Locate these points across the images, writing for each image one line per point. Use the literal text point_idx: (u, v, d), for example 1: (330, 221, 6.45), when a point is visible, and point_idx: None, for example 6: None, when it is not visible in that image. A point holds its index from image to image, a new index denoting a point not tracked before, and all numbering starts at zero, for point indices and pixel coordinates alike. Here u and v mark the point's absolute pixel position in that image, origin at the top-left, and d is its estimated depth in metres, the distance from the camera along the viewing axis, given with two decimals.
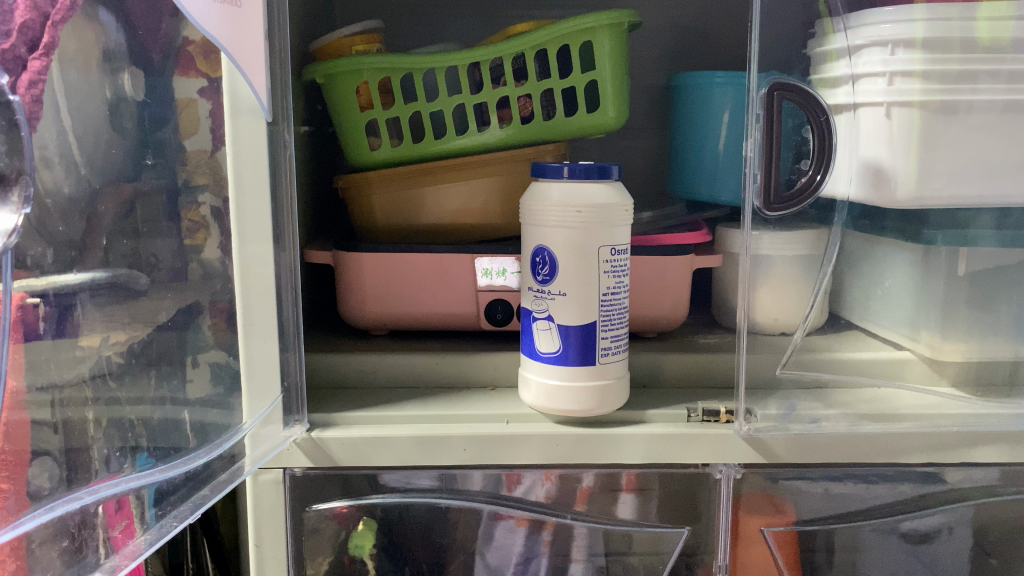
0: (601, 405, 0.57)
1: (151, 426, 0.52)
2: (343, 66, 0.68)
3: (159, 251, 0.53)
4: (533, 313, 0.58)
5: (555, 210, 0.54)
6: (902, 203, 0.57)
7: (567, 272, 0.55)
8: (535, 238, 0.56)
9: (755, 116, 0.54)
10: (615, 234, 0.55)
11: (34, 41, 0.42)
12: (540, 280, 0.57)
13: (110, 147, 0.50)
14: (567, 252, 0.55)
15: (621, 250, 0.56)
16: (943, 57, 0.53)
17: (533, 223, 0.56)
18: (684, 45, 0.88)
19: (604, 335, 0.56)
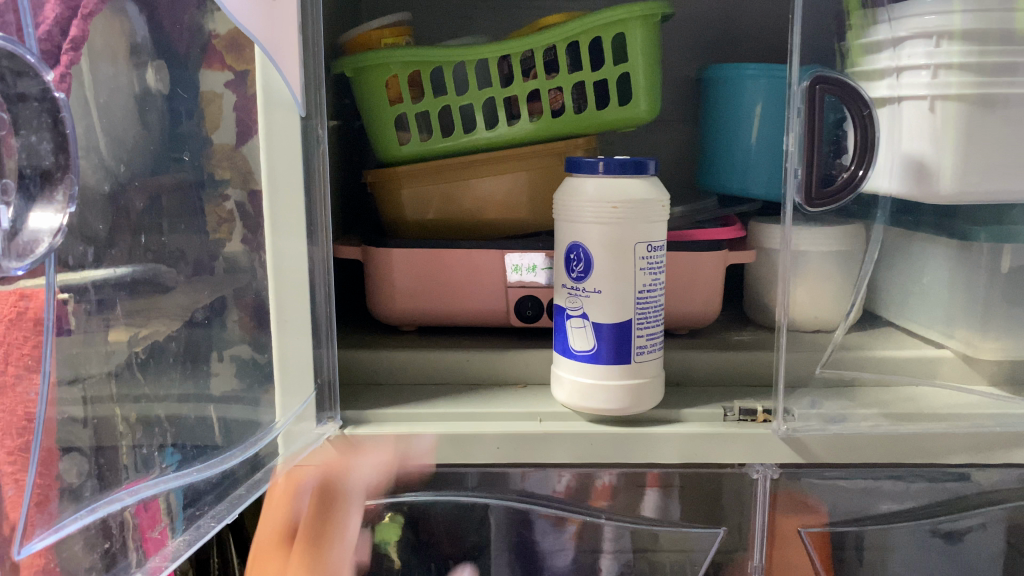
0: (636, 404, 0.56)
1: (181, 422, 0.49)
2: (371, 60, 0.67)
3: (180, 244, 0.50)
4: (566, 310, 0.57)
5: (590, 205, 0.53)
6: (944, 199, 0.56)
7: (602, 268, 0.54)
8: (569, 234, 0.55)
9: (796, 110, 0.53)
10: (652, 230, 0.54)
11: (64, 33, 0.39)
12: (575, 278, 0.56)
13: (138, 139, 0.46)
14: (602, 248, 0.54)
15: (657, 246, 0.55)
16: (983, 49, 0.52)
17: (568, 219, 0.55)
18: (713, 37, 0.87)
19: (640, 333, 0.56)
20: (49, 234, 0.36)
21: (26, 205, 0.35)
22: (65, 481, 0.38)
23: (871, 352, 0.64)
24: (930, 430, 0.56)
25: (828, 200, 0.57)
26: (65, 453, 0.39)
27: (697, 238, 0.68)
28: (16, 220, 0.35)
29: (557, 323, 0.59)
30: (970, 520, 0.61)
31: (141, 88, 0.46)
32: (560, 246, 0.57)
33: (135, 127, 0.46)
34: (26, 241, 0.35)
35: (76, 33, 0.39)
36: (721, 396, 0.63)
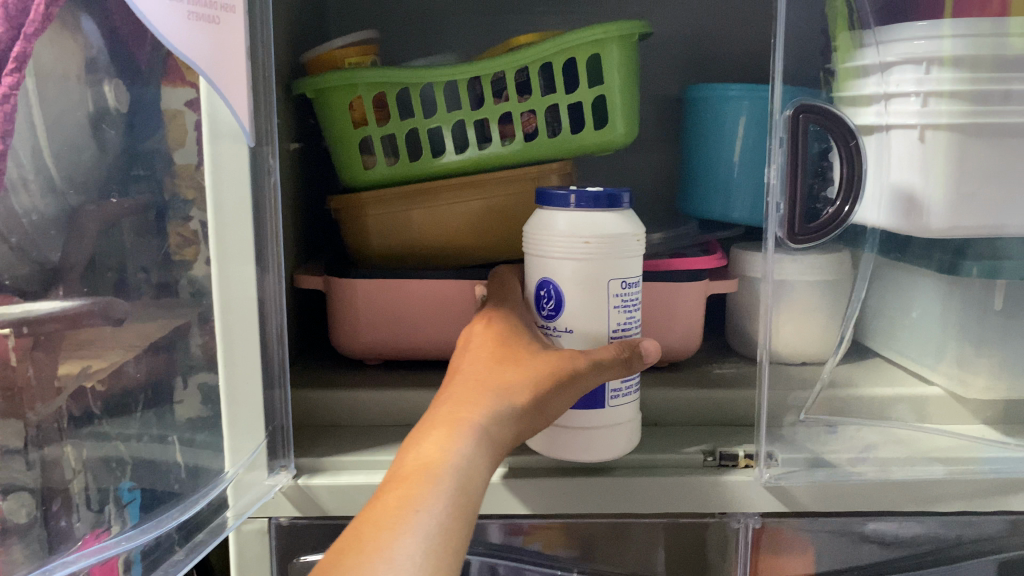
0: (608, 451, 0.53)
1: (139, 465, 0.47)
2: (335, 81, 0.64)
3: (148, 265, 0.47)
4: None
5: (559, 240, 0.50)
6: (935, 233, 0.53)
7: (575, 306, 0.51)
8: (539, 269, 0.52)
9: (778, 141, 0.50)
10: (626, 266, 0.51)
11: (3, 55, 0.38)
12: (546, 315, 0.53)
13: (90, 162, 0.44)
14: (574, 285, 0.51)
15: (632, 282, 0.52)
16: (973, 77, 0.49)
17: (538, 254, 0.52)
18: (693, 55, 0.84)
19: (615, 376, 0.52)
20: None
21: None
22: (9, 523, 0.38)
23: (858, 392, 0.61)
24: (930, 476, 0.54)
25: (821, 233, 0.53)
26: (8, 492, 0.38)
27: (677, 266, 0.65)
28: None
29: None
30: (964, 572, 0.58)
31: (98, 106, 0.44)
32: (530, 280, 0.54)
33: (88, 146, 0.43)
34: None
35: (20, 51, 0.39)
36: (700, 438, 0.60)
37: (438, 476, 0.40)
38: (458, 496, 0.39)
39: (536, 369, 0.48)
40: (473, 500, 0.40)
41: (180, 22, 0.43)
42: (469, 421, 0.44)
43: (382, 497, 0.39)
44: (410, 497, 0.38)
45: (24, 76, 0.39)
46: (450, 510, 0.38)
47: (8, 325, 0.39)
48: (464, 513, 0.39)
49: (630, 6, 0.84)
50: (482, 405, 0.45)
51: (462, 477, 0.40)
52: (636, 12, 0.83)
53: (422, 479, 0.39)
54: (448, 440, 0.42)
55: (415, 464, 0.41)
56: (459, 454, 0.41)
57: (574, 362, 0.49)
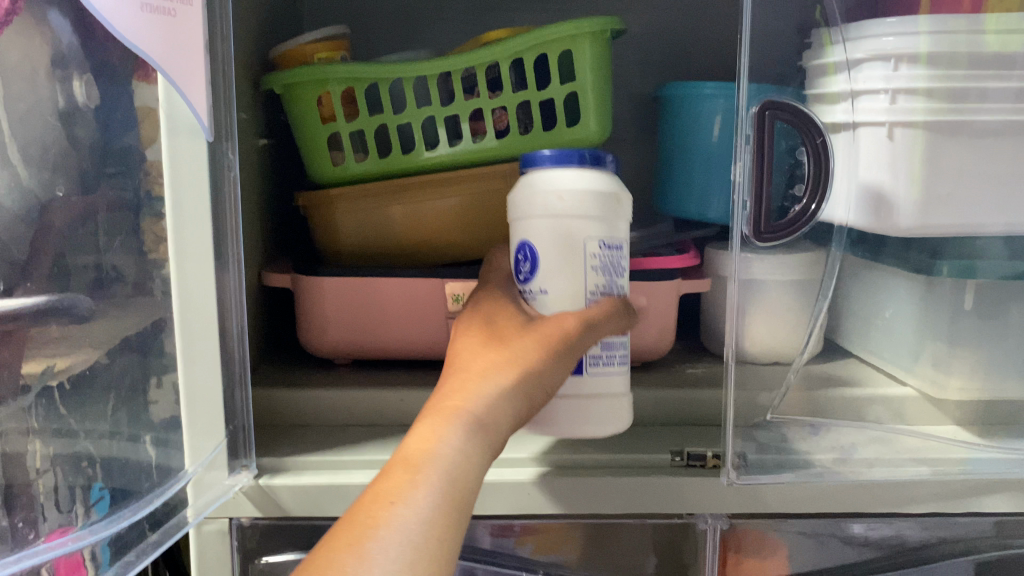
0: (592, 422, 0.50)
1: (109, 461, 0.46)
2: (302, 77, 0.63)
3: (120, 263, 0.47)
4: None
5: (536, 198, 0.49)
6: (905, 231, 0.52)
7: (550, 266, 0.49)
8: (518, 232, 0.51)
9: (744, 137, 0.49)
10: (604, 225, 0.49)
11: None
12: (523, 280, 0.51)
13: (47, 155, 0.44)
14: (548, 242, 0.49)
15: (613, 242, 0.50)
16: (948, 74, 0.49)
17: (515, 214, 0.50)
18: (670, 53, 0.84)
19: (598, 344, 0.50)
20: None
21: None
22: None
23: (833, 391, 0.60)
24: (904, 478, 0.53)
25: (789, 230, 0.53)
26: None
27: (649, 266, 0.65)
28: None
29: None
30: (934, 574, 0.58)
31: (66, 102, 0.44)
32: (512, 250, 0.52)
33: (55, 141, 0.44)
34: None
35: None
36: (669, 439, 0.59)
37: (429, 469, 0.38)
38: (449, 491, 0.38)
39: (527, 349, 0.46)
40: (466, 493, 0.39)
41: (134, 13, 0.42)
42: (460, 409, 0.42)
43: (372, 487, 0.38)
44: (400, 489, 0.37)
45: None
46: (440, 504, 0.37)
47: None
48: (455, 508, 0.38)
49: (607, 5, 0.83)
50: (472, 391, 0.44)
51: (453, 469, 0.39)
52: (613, 10, 0.83)
53: (413, 472, 0.38)
54: (441, 429, 0.40)
55: (407, 454, 0.39)
56: (451, 444, 0.40)
57: (568, 333, 0.47)
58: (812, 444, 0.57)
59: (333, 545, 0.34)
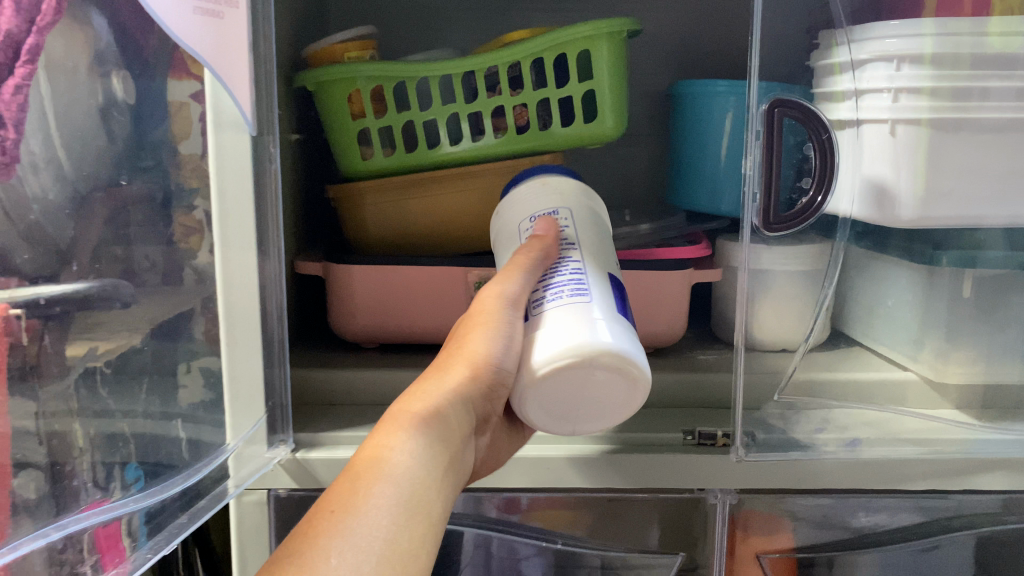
0: (541, 351, 0.46)
1: (143, 440, 0.49)
2: (334, 75, 0.66)
3: (149, 255, 0.50)
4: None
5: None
6: (907, 223, 0.55)
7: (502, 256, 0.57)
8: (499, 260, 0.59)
9: (755, 133, 0.53)
10: (526, 201, 0.57)
11: (18, 45, 0.40)
12: None
13: (95, 150, 0.46)
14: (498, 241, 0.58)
15: (543, 213, 0.56)
16: (953, 73, 0.52)
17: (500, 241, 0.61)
18: (683, 51, 0.87)
19: (541, 291, 0.51)
20: None
21: None
22: (20, 494, 0.40)
23: (833, 376, 0.63)
24: (899, 456, 0.57)
25: (794, 221, 0.56)
26: (21, 468, 0.40)
27: (661, 256, 0.68)
28: None
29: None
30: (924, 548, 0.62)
31: (105, 97, 0.47)
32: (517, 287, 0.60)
33: (98, 135, 0.46)
34: None
35: (34, 43, 0.41)
36: (682, 420, 0.62)
37: (378, 477, 0.40)
38: (402, 495, 0.39)
39: (471, 341, 0.49)
40: (421, 497, 0.40)
41: (186, 18, 0.45)
42: (408, 415, 0.44)
43: (324, 497, 0.39)
44: (348, 497, 0.38)
45: (37, 66, 0.41)
46: (392, 509, 0.38)
47: (22, 306, 0.41)
48: (410, 510, 0.39)
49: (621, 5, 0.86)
50: (427, 399, 0.46)
51: (405, 474, 0.40)
52: (627, 9, 0.86)
53: (360, 480, 0.39)
54: (390, 439, 0.42)
55: (356, 465, 0.41)
56: (399, 451, 0.42)
57: (497, 302, 0.49)
58: (816, 434, 0.59)
59: (287, 548, 0.36)
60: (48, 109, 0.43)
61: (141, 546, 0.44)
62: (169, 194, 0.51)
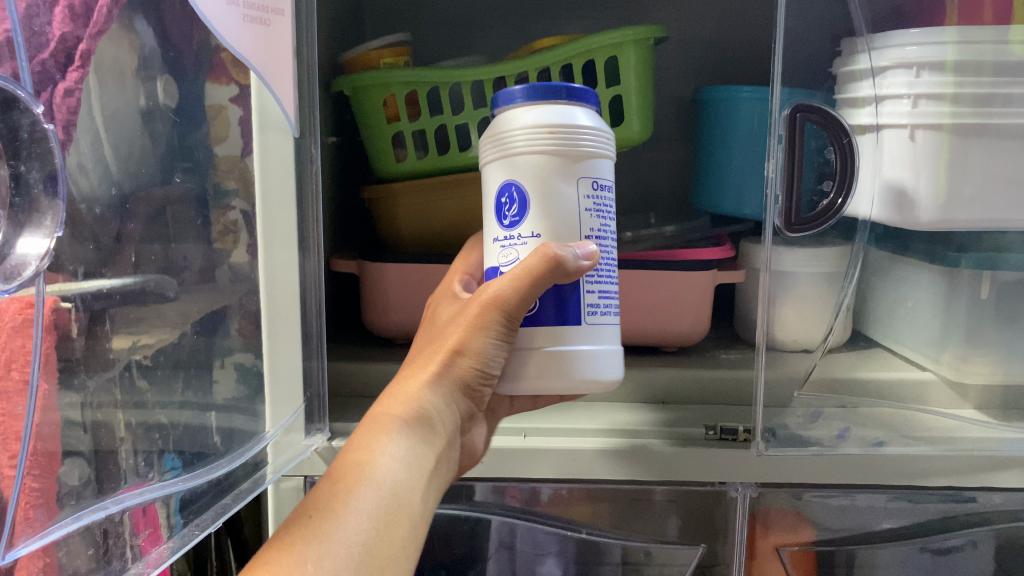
0: (585, 379, 0.49)
1: (179, 431, 0.51)
2: (371, 80, 0.69)
3: (189, 253, 0.52)
4: (501, 268, 0.51)
5: (497, 136, 0.49)
6: (926, 226, 0.57)
7: (542, 210, 0.48)
8: (492, 179, 0.50)
9: (778, 137, 0.54)
10: (596, 165, 0.49)
11: (71, 50, 0.41)
12: (506, 223, 0.50)
13: (143, 153, 0.48)
14: (536, 182, 0.48)
15: (602, 175, 0.50)
16: (977, 80, 0.53)
17: (502, 154, 0.49)
18: (706, 57, 0.89)
19: (591, 289, 0.50)
20: (37, 258, 0.36)
21: (11, 233, 0.35)
22: (66, 483, 0.41)
23: (852, 375, 0.65)
24: (912, 454, 0.59)
25: (815, 223, 0.58)
26: (67, 456, 0.42)
27: (686, 257, 0.70)
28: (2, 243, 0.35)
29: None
30: (935, 543, 0.65)
31: (148, 101, 0.48)
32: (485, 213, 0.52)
33: (140, 138, 0.48)
34: (12, 264, 0.35)
35: (85, 48, 0.42)
36: (703, 416, 0.65)
37: (358, 481, 0.45)
38: (378, 495, 0.45)
39: (448, 344, 0.52)
40: (396, 496, 0.46)
41: (236, 24, 0.48)
42: (389, 422, 0.49)
43: (310, 503, 0.45)
44: (329, 500, 0.44)
45: (87, 71, 0.42)
46: (371, 509, 0.44)
47: (73, 299, 0.42)
48: (385, 507, 0.45)
49: (648, 11, 0.88)
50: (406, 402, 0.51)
51: (385, 480, 0.46)
52: (652, 16, 0.88)
53: (340, 486, 0.45)
54: (369, 444, 0.48)
55: (342, 471, 0.46)
56: (376, 455, 0.47)
57: (488, 305, 0.49)
58: (838, 442, 0.60)
59: (274, 548, 0.41)
60: (95, 112, 0.44)
61: (177, 531, 0.47)
62: (206, 193, 0.54)
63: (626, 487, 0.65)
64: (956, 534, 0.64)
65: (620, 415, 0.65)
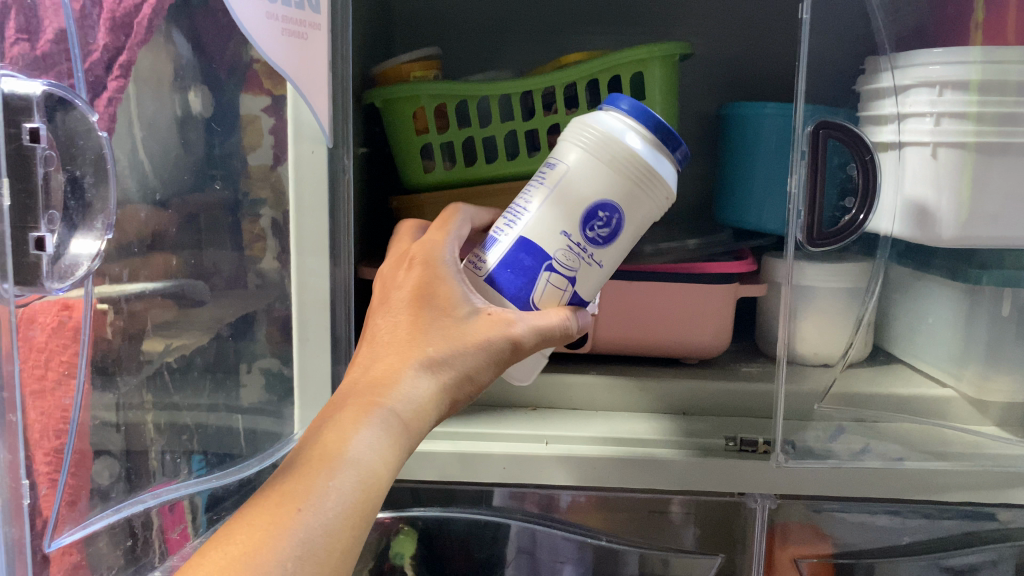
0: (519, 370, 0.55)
1: (205, 433, 0.53)
2: (400, 94, 0.71)
3: (218, 259, 0.55)
4: (552, 261, 0.48)
5: (636, 160, 0.47)
6: (946, 242, 0.57)
7: (618, 247, 0.49)
8: (597, 184, 0.47)
9: (800, 153, 0.56)
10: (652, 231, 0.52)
11: (112, 62, 0.43)
12: (587, 236, 0.48)
13: (178, 160, 0.50)
14: (635, 226, 0.49)
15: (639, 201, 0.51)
16: (1002, 99, 0.54)
17: (630, 176, 0.47)
18: (732, 74, 0.90)
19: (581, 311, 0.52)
20: (89, 260, 0.38)
21: (69, 234, 0.37)
22: (103, 481, 0.43)
23: (872, 390, 0.65)
24: (930, 468, 0.59)
25: (837, 237, 0.60)
26: (98, 455, 0.43)
27: (707, 270, 0.70)
28: (59, 245, 0.36)
29: (512, 256, 0.49)
30: (954, 560, 0.65)
31: (183, 110, 0.50)
32: (553, 198, 0.48)
33: (176, 146, 0.50)
34: (68, 264, 0.37)
35: (126, 58, 0.43)
36: (725, 428, 0.66)
37: (332, 475, 0.40)
38: (351, 490, 0.40)
39: (437, 338, 0.47)
40: (367, 495, 0.41)
41: (273, 37, 0.50)
42: (373, 401, 0.44)
43: (274, 487, 0.40)
44: (294, 490, 0.39)
45: (127, 81, 0.44)
46: (340, 508, 0.40)
47: (108, 302, 0.44)
48: (357, 499, 0.40)
49: (673, 29, 0.90)
50: (391, 382, 0.45)
51: (353, 462, 0.41)
52: (678, 34, 0.90)
53: (311, 469, 0.40)
54: (345, 426, 0.43)
55: (309, 455, 0.41)
56: (358, 440, 0.42)
57: (504, 335, 0.47)
58: (862, 456, 0.61)
59: (239, 542, 0.37)
60: (134, 120, 0.46)
61: (205, 529, 0.51)
62: (237, 201, 0.56)
63: (648, 499, 0.66)
64: (976, 550, 0.64)
65: (640, 424, 0.66)
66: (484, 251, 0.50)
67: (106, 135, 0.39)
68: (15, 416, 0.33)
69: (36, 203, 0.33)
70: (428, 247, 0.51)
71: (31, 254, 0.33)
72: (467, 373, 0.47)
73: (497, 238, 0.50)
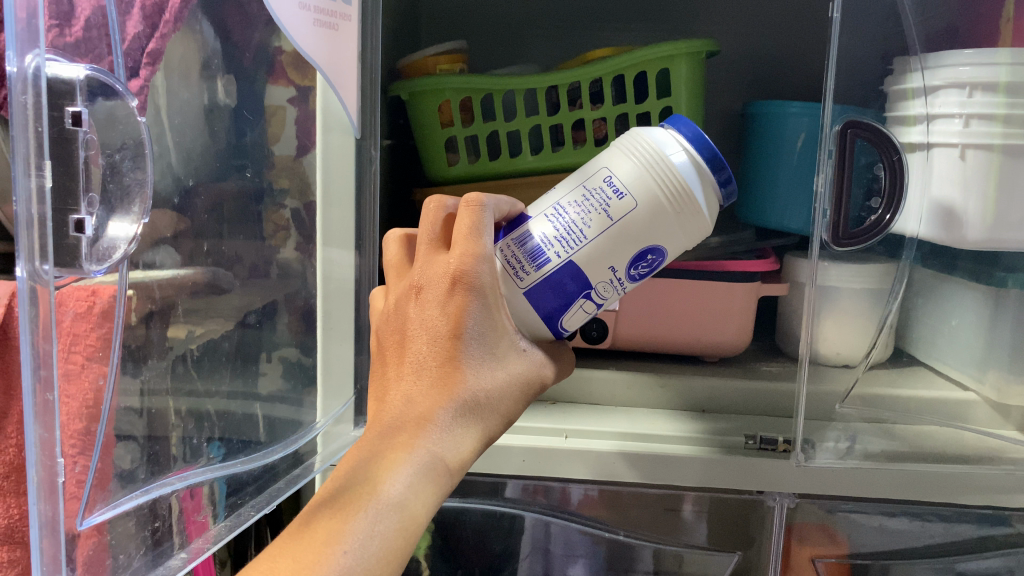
0: None
1: (225, 418, 0.54)
2: (425, 86, 0.71)
3: (245, 249, 0.55)
4: (591, 289, 0.48)
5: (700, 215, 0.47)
6: (972, 244, 0.57)
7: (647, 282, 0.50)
8: (660, 228, 0.47)
9: (828, 152, 0.55)
10: None
11: (142, 50, 0.42)
12: (629, 273, 0.48)
13: (208, 148, 0.50)
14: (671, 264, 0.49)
15: None
16: None
17: (685, 228, 0.47)
18: (755, 73, 0.90)
19: None
20: (125, 241, 0.38)
21: (106, 216, 0.37)
22: (130, 465, 0.43)
23: (894, 391, 0.65)
24: (950, 471, 0.59)
25: (861, 238, 0.60)
26: (121, 440, 0.43)
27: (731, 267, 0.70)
28: (98, 228, 0.36)
29: (557, 280, 0.48)
30: (971, 563, 0.65)
31: (212, 99, 0.50)
32: (614, 250, 0.47)
33: (206, 134, 0.50)
34: (105, 246, 0.37)
35: (156, 45, 0.43)
36: (744, 426, 0.66)
37: (367, 512, 0.39)
38: (389, 534, 0.40)
39: (479, 373, 0.46)
40: (404, 537, 0.41)
41: (304, 26, 0.50)
42: (411, 443, 0.43)
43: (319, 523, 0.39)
44: (346, 540, 0.38)
45: (156, 69, 0.44)
46: (380, 554, 0.39)
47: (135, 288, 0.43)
48: (394, 545, 0.40)
49: (698, 27, 0.90)
50: (433, 420, 0.44)
51: (394, 514, 0.40)
52: (704, 32, 0.90)
53: (351, 515, 0.39)
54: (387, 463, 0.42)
55: (352, 495, 0.40)
56: (394, 480, 0.41)
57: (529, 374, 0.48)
58: (887, 459, 0.61)
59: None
60: (166, 106, 0.46)
61: (221, 517, 0.50)
62: (262, 190, 0.56)
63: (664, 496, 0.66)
64: (993, 554, 0.64)
65: (660, 420, 0.66)
66: (532, 259, 0.48)
67: (144, 123, 0.40)
68: (51, 395, 0.34)
69: (77, 185, 0.34)
70: (467, 254, 0.46)
71: (70, 236, 0.34)
72: (496, 413, 0.46)
73: (547, 253, 0.48)
